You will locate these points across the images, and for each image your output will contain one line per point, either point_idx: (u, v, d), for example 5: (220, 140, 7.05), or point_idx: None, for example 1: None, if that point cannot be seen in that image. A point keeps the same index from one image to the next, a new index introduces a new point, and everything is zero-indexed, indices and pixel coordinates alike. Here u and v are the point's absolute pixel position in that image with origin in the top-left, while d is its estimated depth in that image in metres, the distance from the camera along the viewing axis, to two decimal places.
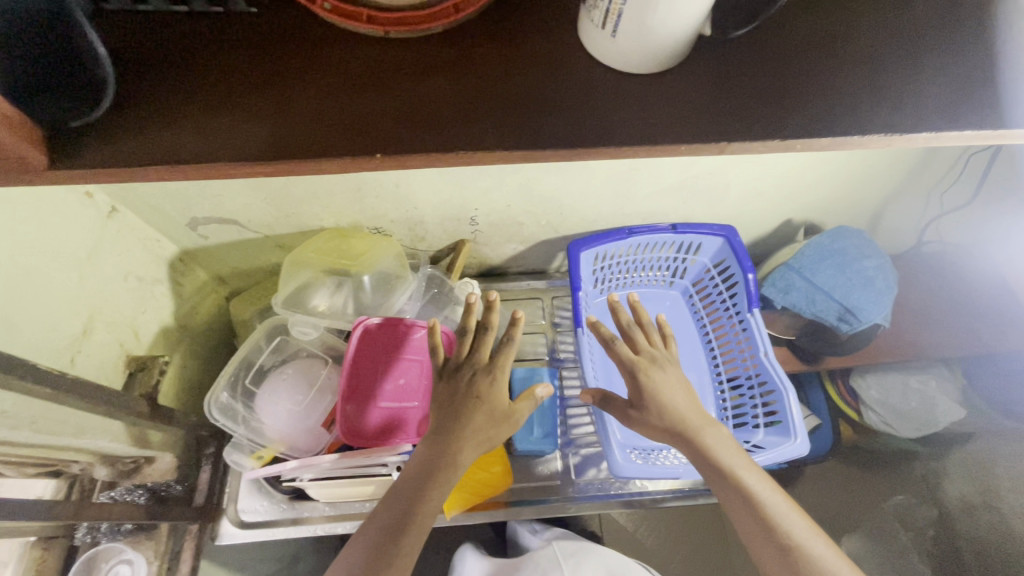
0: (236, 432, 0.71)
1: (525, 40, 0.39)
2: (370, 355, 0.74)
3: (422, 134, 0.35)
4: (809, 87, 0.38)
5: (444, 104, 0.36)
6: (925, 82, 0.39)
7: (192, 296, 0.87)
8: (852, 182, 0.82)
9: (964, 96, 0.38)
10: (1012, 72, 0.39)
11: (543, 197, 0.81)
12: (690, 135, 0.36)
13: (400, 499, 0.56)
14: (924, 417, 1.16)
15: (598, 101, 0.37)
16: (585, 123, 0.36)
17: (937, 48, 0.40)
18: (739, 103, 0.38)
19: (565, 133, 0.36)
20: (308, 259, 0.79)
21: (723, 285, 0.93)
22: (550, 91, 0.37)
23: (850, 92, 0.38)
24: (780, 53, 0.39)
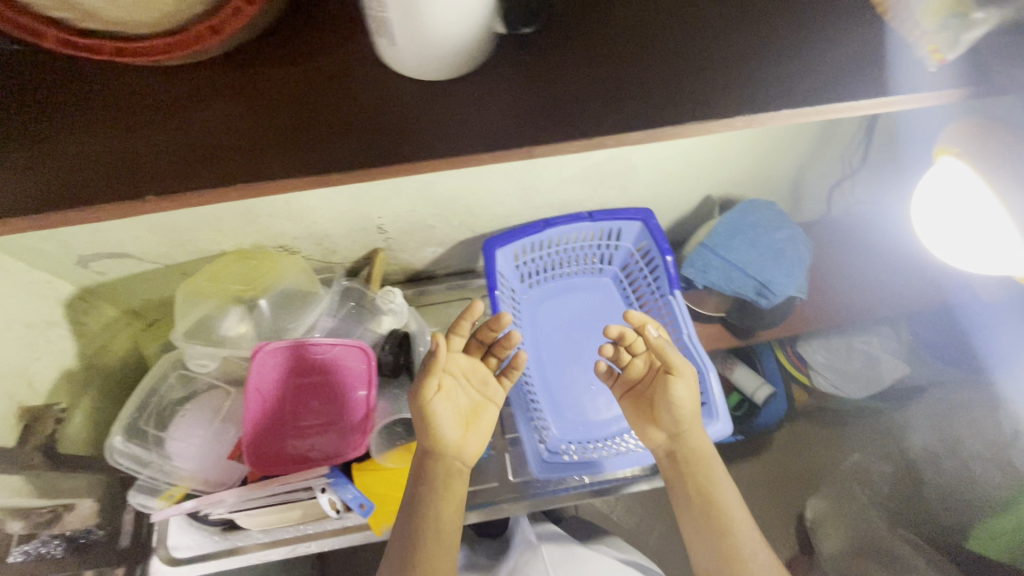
0: (142, 475, 0.68)
1: (320, 53, 0.36)
2: (274, 378, 0.72)
3: (206, 166, 0.34)
4: (627, 75, 0.36)
5: (231, 131, 0.35)
6: (744, 60, 0.37)
7: (101, 334, 0.84)
8: (758, 154, 0.80)
9: (784, 75, 0.37)
10: (830, 41, 0.38)
11: (446, 198, 0.79)
12: (495, 145, 0.35)
13: (411, 501, 0.65)
14: (870, 376, 1.17)
15: (401, 111, 0.35)
16: (380, 137, 0.34)
17: (760, 22, 0.38)
18: (555, 104, 0.36)
19: (359, 152, 0.34)
20: (201, 287, 0.75)
21: (646, 268, 0.92)
22: (346, 108, 0.35)
23: (664, 77, 0.36)
24: (590, 41, 0.38)
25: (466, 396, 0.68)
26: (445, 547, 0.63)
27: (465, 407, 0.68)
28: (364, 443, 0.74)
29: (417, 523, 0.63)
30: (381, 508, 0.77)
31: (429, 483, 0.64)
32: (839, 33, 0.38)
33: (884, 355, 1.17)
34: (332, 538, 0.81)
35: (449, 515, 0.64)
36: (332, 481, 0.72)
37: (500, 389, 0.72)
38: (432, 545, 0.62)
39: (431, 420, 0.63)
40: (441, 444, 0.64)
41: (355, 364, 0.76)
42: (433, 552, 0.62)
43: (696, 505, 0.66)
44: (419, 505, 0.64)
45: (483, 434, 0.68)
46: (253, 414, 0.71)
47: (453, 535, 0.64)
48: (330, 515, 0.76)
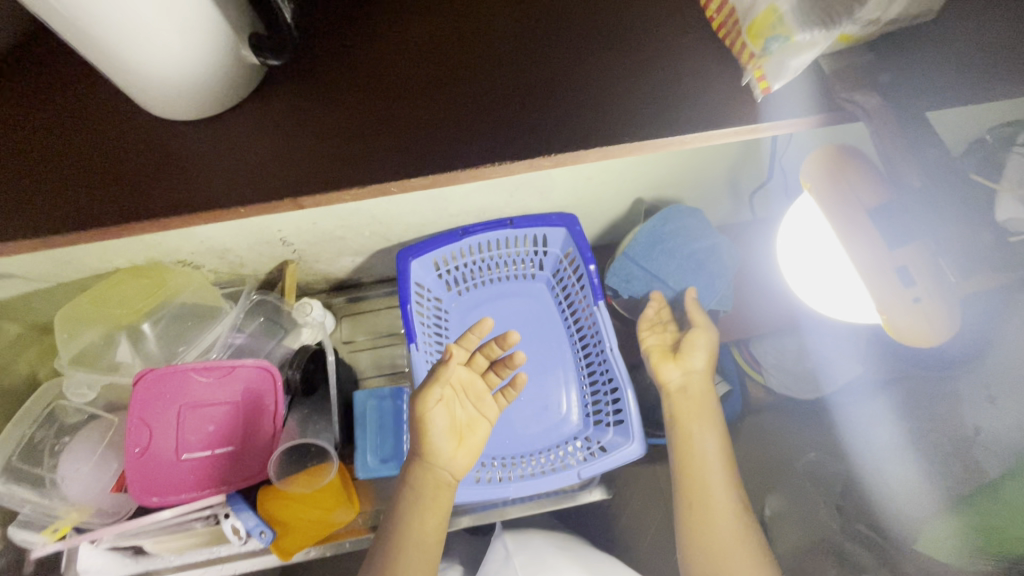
0: (24, 510, 0.65)
1: (137, 114, 0.52)
2: (160, 406, 0.68)
3: (69, 216, 0.48)
4: (424, 138, 0.48)
5: (87, 187, 0.49)
6: (593, 111, 0.49)
7: (0, 356, 0.81)
8: (680, 156, 0.75)
9: (550, 131, 0.48)
10: (598, 103, 0.49)
11: (348, 209, 0.74)
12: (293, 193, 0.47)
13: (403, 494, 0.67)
14: (819, 377, 1.13)
15: (193, 165, 0.49)
16: (197, 189, 0.48)
17: (542, 90, 0.50)
18: (437, 140, 0.49)
19: (176, 192, 0.48)
20: (81, 312, 0.71)
21: (575, 276, 0.88)
22: (167, 159, 0.50)
23: (457, 137, 0.49)
24: (401, 108, 0.49)
25: (462, 409, 0.69)
26: (419, 534, 0.65)
27: (461, 421, 0.68)
28: (265, 469, 0.71)
29: (409, 511, 0.65)
30: (287, 533, 0.75)
31: (418, 484, 0.66)
32: (601, 94, 0.50)
33: (837, 356, 1.11)
34: (245, 559, 0.79)
35: (429, 524, 0.65)
36: (233, 508, 0.70)
37: (493, 407, 0.72)
38: (415, 540, 0.64)
39: (425, 423, 0.64)
40: (429, 450, 0.65)
41: (260, 385, 0.73)
42: (405, 549, 0.64)
43: (693, 459, 0.69)
44: (416, 492, 0.66)
45: (472, 452, 0.68)
46: (138, 445, 0.66)
47: (433, 541, 0.66)
48: (234, 541, 0.73)
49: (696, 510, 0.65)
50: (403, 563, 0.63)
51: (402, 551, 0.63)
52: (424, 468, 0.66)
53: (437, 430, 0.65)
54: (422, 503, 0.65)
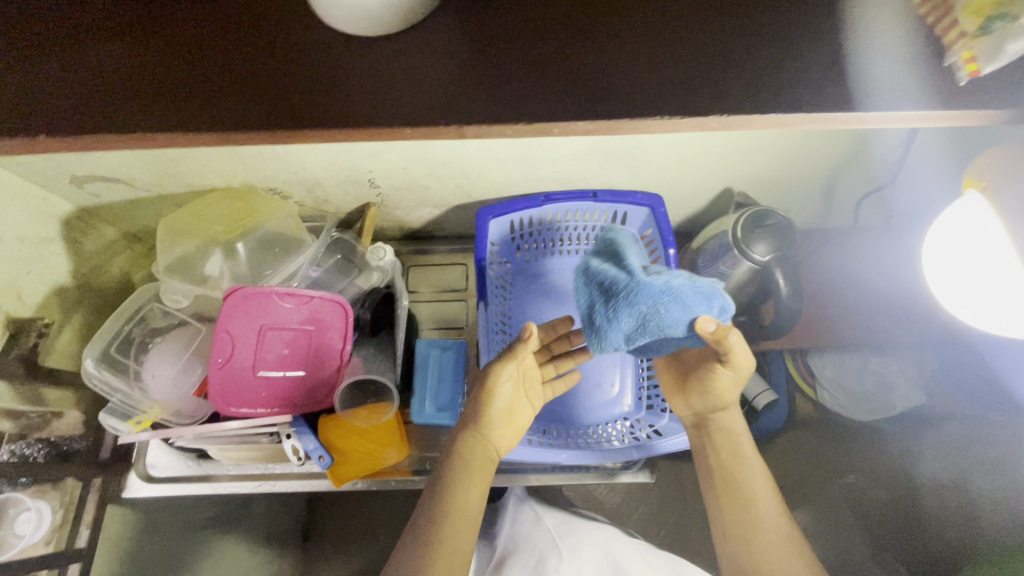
0: (113, 398, 0.70)
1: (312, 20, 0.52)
2: (245, 324, 0.71)
3: (221, 117, 0.49)
4: (579, 80, 0.49)
5: (236, 91, 0.50)
6: (759, 79, 0.49)
7: (98, 255, 0.86)
8: (787, 152, 0.73)
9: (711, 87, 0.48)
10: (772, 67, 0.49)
11: (440, 160, 0.74)
12: (451, 116, 0.48)
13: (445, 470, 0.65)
14: (879, 400, 1.11)
15: (361, 79, 0.50)
16: (358, 107, 0.49)
17: (701, 49, 0.50)
18: (607, 87, 0.49)
19: (339, 108, 0.49)
20: (183, 225, 0.75)
21: (649, 258, 0.86)
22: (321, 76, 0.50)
23: (620, 82, 0.49)
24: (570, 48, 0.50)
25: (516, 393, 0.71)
26: (457, 511, 0.62)
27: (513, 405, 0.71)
28: (329, 397, 0.74)
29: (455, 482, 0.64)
30: (343, 463, 0.78)
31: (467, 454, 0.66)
32: (774, 56, 0.49)
33: (899, 381, 1.10)
34: (295, 480, 0.84)
35: (478, 495, 0.64)
36: (297, 429, 0.74)
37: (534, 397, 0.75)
38: (455, 519, 0.61)
39: (487, 393, 0.68)
40: (487, 423, 0.67)
41: (335, 319, 0.76)
42: (451, 521, 0.61)
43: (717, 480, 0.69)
44: (458, 467, 0.65)
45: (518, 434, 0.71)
46: (220, 357, 0.70)
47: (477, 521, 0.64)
48: (292, 461, 0.78)
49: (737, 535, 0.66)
50: (437, 539, 0.60)
51: (446, 525, 0.61)
52: (478, 442, 0.67)
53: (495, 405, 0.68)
54: (465, 479, 0.64)
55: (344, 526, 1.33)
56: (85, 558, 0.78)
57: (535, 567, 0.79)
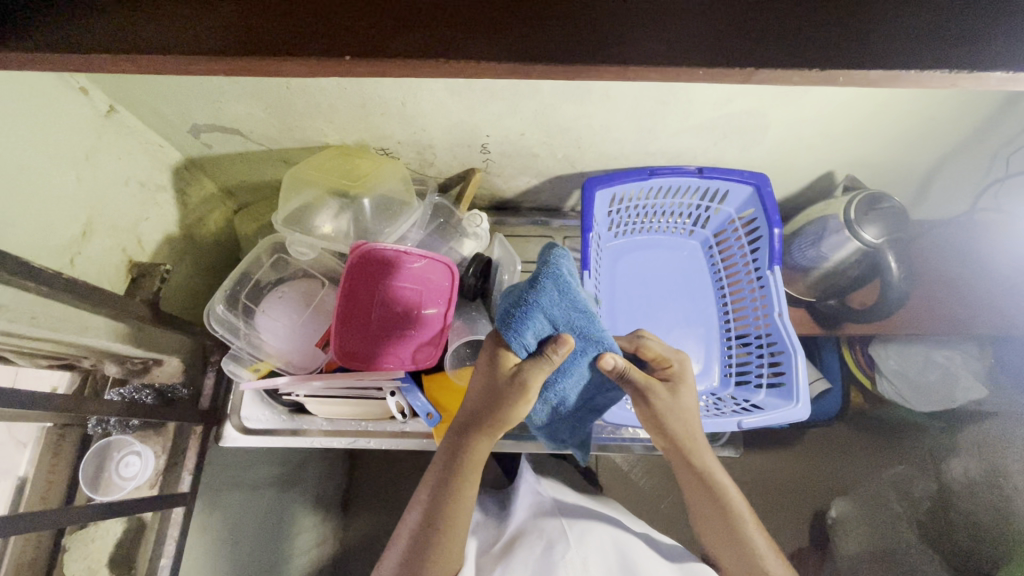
0: (236, 344, 0.71)
1: None
2: (366, 280, 0.72)
3: (381, 31, 0.34)
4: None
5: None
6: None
7: (199, 207, 0.86)
8: (908, 130, 0.73)
9: None
10: None
11: (560, 127, 0.75)
12: (710, 57, 0.34)
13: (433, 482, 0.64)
14: (944, 393, 1.12)
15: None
16: (574, 26, 0.34)
17: None
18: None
19: (554, 39, 0.34)
20: (308, 177, 0.76)
21: (745, 236, 0.88)
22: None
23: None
24: None
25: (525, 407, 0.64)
26: (459, 521, 0.63)
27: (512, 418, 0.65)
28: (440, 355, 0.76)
29: (439, 495, 0.63)
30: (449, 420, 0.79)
31: (453, 467, 0.64)
32: None
33: (963, 375, 1.11)
34: (390, 438, 0.85)
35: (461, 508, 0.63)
36: (403, 385, 0.75)
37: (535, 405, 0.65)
38: (443, 541, 0.62)
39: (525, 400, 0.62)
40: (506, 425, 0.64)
41: (443, 279, 0.77)
42: (438, 542, 0.62)
43: (722, 531, 0.69)
44: (443, 480, 0.63)
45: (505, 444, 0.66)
46: (343, 309, 0.71)
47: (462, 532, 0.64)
48: (396, 417, 0.80)
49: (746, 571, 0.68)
50: (443, 546, 0.61)
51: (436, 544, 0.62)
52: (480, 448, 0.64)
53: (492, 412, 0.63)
54: (467, 485, 0.64)
55: (395, 493, 1.34)
56: (188, 503, 0.78)
57: (542, 551, 0.77)
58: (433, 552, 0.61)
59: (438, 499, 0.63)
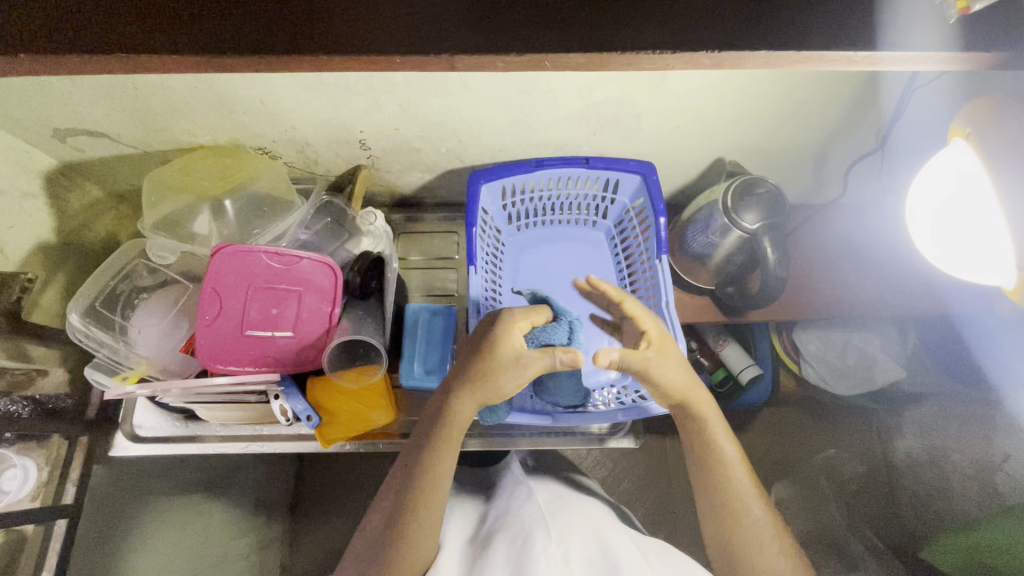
0: (99, 353, 0.70)
1: None
2: (233, 282, 0.70)
3: (180, 34, 0.42)
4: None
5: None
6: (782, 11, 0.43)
7: (81, 214, 0.84)
8: (782, 114, 0.72)
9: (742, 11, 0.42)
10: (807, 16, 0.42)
11: (432, 120, 0.73)
12: (443, 43, 0.42)
13: (408, 463, 0.67)
14: (862, 375, 1.13)
15: None
16: (335, 30, 0.42)
17: None
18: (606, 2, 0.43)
19: (318, 40, 0.42)
20: (174, 181, 0.74)
21: (639, 226, 0.88)
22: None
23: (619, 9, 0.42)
24: None
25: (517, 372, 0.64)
26: (426, 506, 0.65)
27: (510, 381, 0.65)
28: (320, 356, 0.74)
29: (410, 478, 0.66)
30: (331, 423, 0.80)
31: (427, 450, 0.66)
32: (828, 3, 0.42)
33: (881, 356, 1.12)
34: (285, 442, 0.84)
35: (433, 490, 0.65)
36: (285, 390, 0.74)
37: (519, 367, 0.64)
38: (408, 524, 0.64)
39: (494, 378, 0.64)
40: (487, 384, 0.64)
41: (322, 279, 0.75)
42: (407, 524, 0.64)
43: (708, 483, 0.69)
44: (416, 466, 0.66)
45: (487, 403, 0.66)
46: (208, 313, 0.69)
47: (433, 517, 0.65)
48: (281, 420, 0.79)
49: (730, 527, 0.67)
50: (410, 528, 0.64)
51: (403, 524, 0.65)
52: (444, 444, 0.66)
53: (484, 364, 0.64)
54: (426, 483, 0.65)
55: (333, 494, 1.34)
56: (71, 514, 0.78)
57: (520, 541, 0.68)
58: (413, 517, 0.65)
59: (406, 484, 0.66)
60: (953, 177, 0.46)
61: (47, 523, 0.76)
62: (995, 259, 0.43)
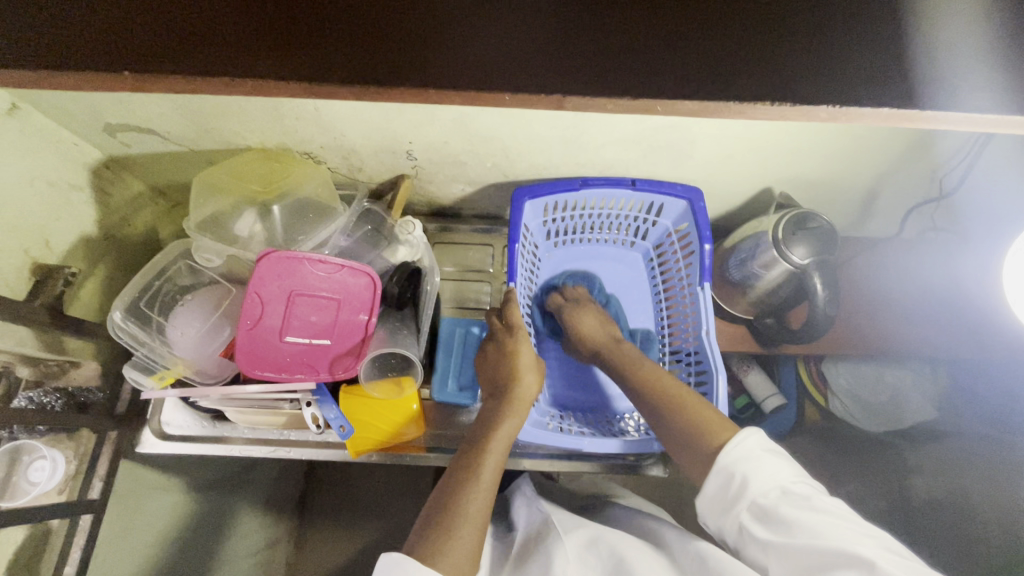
0: (137, 351, 0.70)
1: None
2: (275, 288, 0.70)
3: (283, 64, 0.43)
4: (668, 49, 0.44)
5: (285, 26, 0.43)
6: (864, 76, 0.44)
7: (123, 208, 0.84)
8: (839, 149, 0.71)
9: (820, 76, 0.44)
10: (880, 79, 0.43)
11: (482, 136, 0.72)
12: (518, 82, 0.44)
13: (451, 472, 0.62)
14: (893, 412, 1.11)
15: (428, 20, 0.44)
16: (421, 66, 0.44)
17: (808, 32, 0.44)
18: (694, 52, 0.44)
19: (406, 72, 0.44)
20: (223, 184, 0.74)
21: (680, 250, 0.87)
22: (380, 32, 0.44)
23: (705, 64, 0.44)
24: (664, 14, 0.44)
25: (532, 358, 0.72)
26: (470, 507, 0.57)
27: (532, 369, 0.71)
28: (357, 366, 0.74)
29: (449, 482, 0.60)
30: (360, 434, 0.79)
31: (465, 454, 0.63)
32: (899, 69, 0.43)
33: (914, 395, 1.10)
34: (311, 448, 0.83)
35: (476, 494, 0.58)
36: (318, 397, 0.75)
37: (529, 373, 0.70)
38: (448, 523, 0.56)
39: (518, 387, 0.69)
40: (519, 396, 0.68)
41: (363, 291, 0.74)
42: (443, 523, 0.56)
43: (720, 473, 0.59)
44: (455, 471, 0.61)
45: (520, 415, 0.67)
46: (250, 318, 0.69)
47: (477, 528, 0.56)
48: (312, 428, 0.79)
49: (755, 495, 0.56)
50: (449, 528, 0.55)
51: (442, 524, 0.56)
52: (510, 425, 0.66)
53: (510, 364, 0.70)
54: (487, 458, 0.62)
55: (345, 497, 1.33)
56: (95, 510, 0.78)
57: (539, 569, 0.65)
58: (449, 517, 0.56)
59: (446, 488, 0.59)
60: None
61: (72, 517, 0.75)
62: None
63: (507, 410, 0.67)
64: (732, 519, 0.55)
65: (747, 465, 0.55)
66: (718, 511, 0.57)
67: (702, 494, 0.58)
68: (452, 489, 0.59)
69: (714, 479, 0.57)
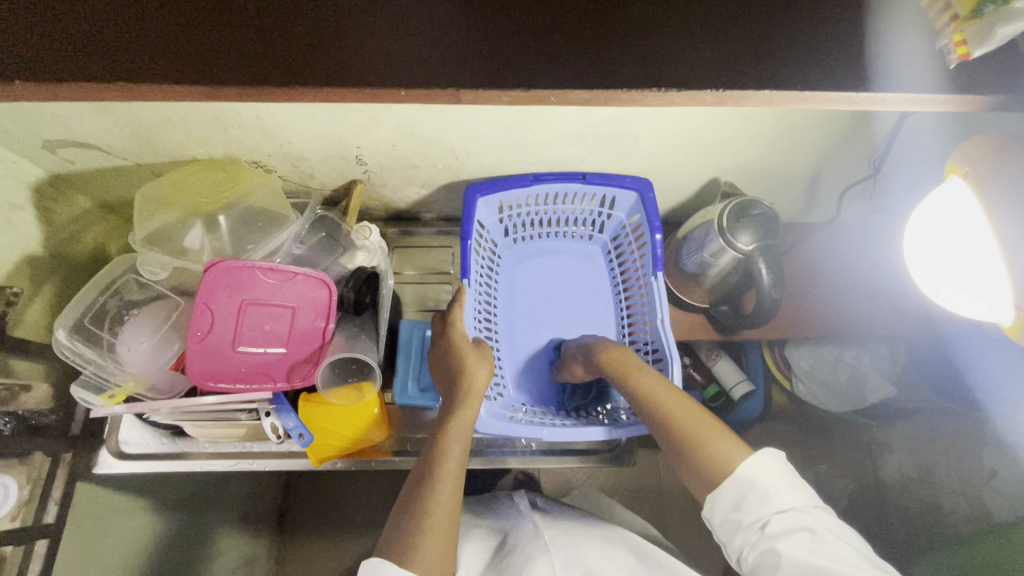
0: (85, 370, 0.68)
1: None
2: (225, 297, 0.69)
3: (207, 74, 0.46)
4: (562, 47, 0.47)
5: (209, 44, 0.46)
6: (765, 61, 0.47)
7: (70, 226, 0.83)
8: (775, 137, 0.74)
9: (704, 65, 0.47)
10: (767, 68, 0.47)
11: (428, 137, 0.73)
12: (420, 79, 0.46)
13: (418, 469, 0.61)
14: (853, 392, 1.14)
15: (340, 27, 0.47)
16: (330, 66, 0.46)
17: (695, 30, 0.48)
18: (592, 51, 0.47)
19: (318, 72, 0.46)
20: (167, 198, 0.73)
21: (635, 241, 0.89)
22: (293, 34, 0.47)
23: (601, 58, 0.47)
24: (566, 18, 0.48)
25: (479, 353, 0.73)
26: (435, 505, 0.57)
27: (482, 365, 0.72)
28: (316, 373, 0.74)
29: (417, 481, 0.60)
30: (322, 441, 0.79)
31: (427, 451, 0.63)
32: (778, 60, 0.47)
33: (872, 374, 1.13)
34: (275, 459, 0.82)
35: (442, 490, 0.58)
36: (275, 407, 0.74)
37: (480, 366, 0.71)
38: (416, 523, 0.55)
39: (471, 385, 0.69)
40: (476, 390, 0.69)
41: (317, 295, 0.74)
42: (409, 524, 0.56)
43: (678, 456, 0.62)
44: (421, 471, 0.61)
45: (474, 405, 0.68)
46: (200, 329, 0.68)
47: (444, 526, 0.56)
48: (272, 437, 0.79)
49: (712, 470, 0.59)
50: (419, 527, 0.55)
51: (412, 525, 0.56)
52: (466, 415, 0.66)
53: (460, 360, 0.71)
54: (448, 452, 0.62)
55: (321, 512, 1.31)
56: (52, 535, 0.76)
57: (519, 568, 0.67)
58: (416, 516, 0.56)
59: (412, 488, 0.59)
60: (953, 214, 0.46)
61: (27, 544, 0.73)
62: (987, 290, 0.44)
63: (464, 401, 0.67)
64: (745, 534, 0.56)
65: (769, 481, 0.56)
66: (730, 527, 0.57)
67: (712, 503, 0.59)
68: (418, 487, 0.59)
69: (732, 491, 0.57)
